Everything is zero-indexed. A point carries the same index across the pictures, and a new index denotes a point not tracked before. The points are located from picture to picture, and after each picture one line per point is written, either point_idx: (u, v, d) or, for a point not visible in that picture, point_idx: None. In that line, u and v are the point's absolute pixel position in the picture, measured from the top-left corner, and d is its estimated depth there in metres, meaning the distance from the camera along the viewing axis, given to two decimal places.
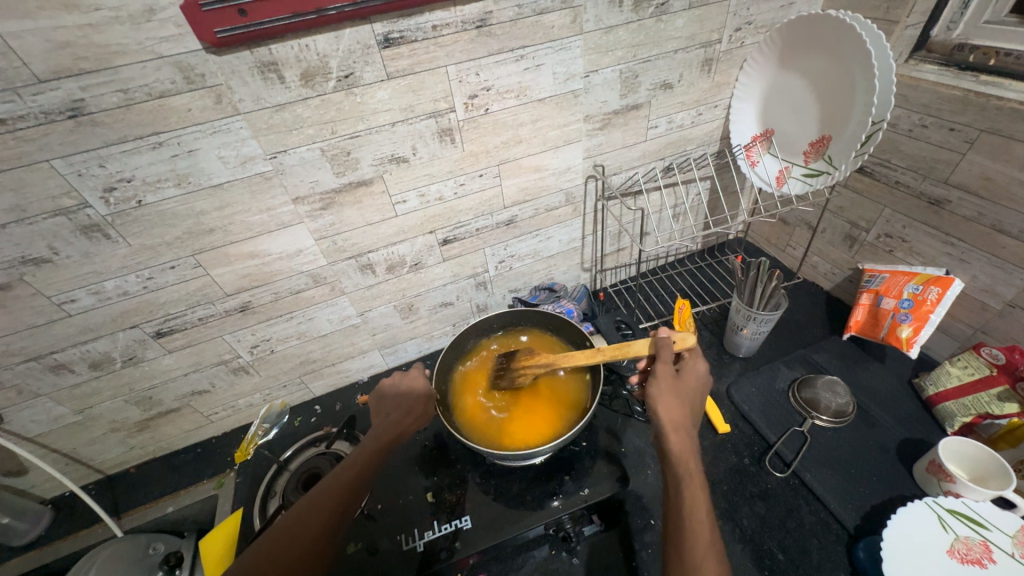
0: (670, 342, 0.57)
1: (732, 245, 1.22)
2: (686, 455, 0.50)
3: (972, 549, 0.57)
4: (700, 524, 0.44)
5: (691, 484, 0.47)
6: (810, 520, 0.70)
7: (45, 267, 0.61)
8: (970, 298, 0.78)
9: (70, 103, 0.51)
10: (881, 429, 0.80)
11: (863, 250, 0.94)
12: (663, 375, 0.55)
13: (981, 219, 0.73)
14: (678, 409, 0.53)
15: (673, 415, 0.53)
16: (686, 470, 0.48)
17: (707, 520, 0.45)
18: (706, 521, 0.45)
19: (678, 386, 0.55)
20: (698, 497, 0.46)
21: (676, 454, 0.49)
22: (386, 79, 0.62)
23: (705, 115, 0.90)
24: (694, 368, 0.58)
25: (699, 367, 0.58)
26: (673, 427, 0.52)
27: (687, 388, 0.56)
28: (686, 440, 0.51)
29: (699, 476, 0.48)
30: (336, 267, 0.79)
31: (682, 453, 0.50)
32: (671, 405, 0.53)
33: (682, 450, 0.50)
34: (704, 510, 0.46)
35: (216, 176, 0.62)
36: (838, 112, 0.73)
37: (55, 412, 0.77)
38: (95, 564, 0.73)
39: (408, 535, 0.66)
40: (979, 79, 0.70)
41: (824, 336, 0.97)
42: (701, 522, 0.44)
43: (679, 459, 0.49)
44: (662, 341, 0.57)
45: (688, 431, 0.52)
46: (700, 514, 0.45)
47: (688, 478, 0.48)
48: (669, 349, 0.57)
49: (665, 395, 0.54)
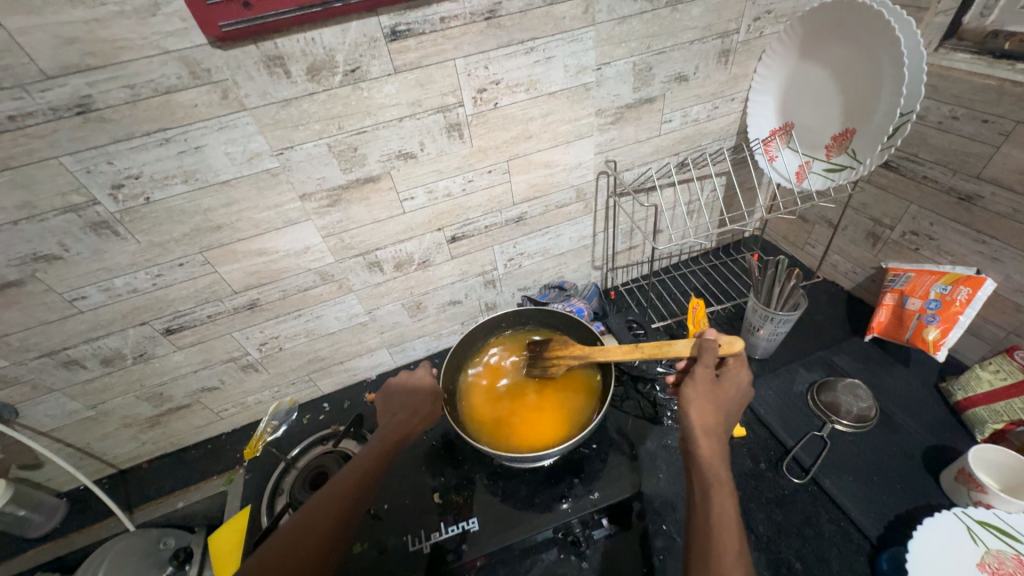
0: (716, 346, 0.55)
1: (748, 243, 1.19)
2: (715, 461, 0.48)
3: (1004, 564, 0.54)
4: (727, 536, 0.42)
5: (720, 493, 0.45)
6: (830, 529, 0.68)
7: (56, 264, 0.62)
8: (1002, 299, 0.74)
9: (78, 99, 0.51)
10: (905, 435, 0.77)
11: (886, 248, 0.90)
12: (701, 379, 0.53)
13: (1016, 215, 0.69)
14: (712, 414, 0.51)
15: (705, 419, 0.50)
16: (716, 477, 0.46)
17: (736, 531, 0.43)
18: (734, 532, 0.43)
19: (715, 391, 0.53)
20: (727, 508, 0.44)
21: (704, 460, 0.48)
22: (393, 73, 0.61)
23: (721, 108, 0.87)
24: (735, 375, 0.55)
25: (742, 375, 0.55)
26: (705, 432, 0.49)
27: (725, 394, 0.53)
28: (716, 446, 0.49)
29: (729, 485, 0.46)
30: (344, 265, 0.78)
31: (712, 459, 0.47)
32: (706, 408, 0.51)
33: (712, 455, 0.48)
34: (733, 521, 0.44)
35: (223, 172, 0.61)
36: (863, 103, 0.70)
37: (69, 407, 0.78)
38: (108, 559, 0.74)
39: (415, 537, 0.65)
40: (1016, 68, 0.66)
41: (843, 337, 0.94)
42: (729, 533, 0.42)
43: (709, 467, 0.47)
44: (706, 345, 0.55)
45: (719, 436, 0.50)
46: (727, 525, 0.43)
47: (717, 486, 0.46)
48: (713, 353, 0.54)
49: (699, 398, 0.52)
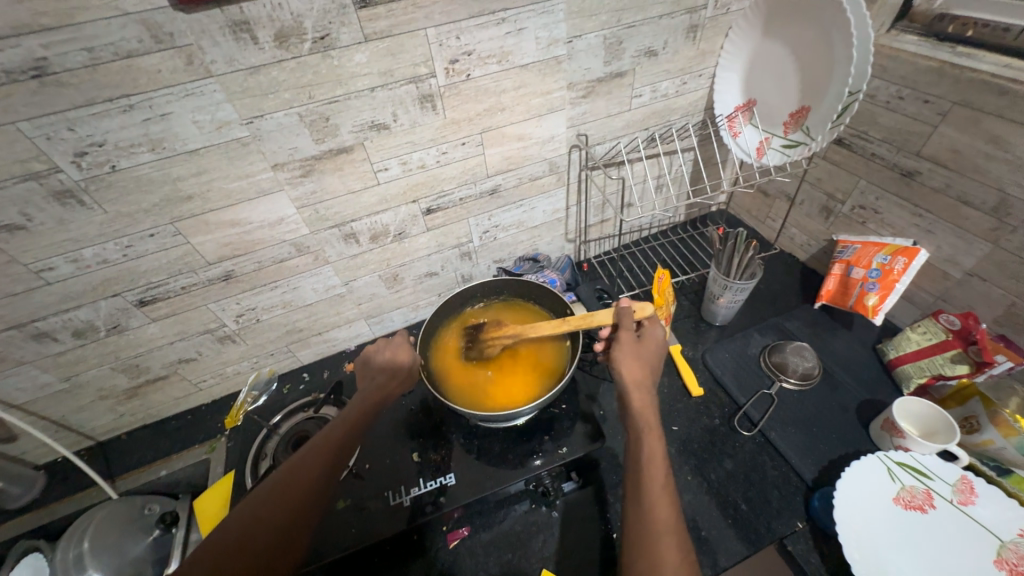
0: (630, 311, 0.60)
1: (714, 217, 1.24)
2: (645, 409, 0.53)
3: (915, 497, 0.63)
4: (656, 471, 0.48)
5: (650, 436, 0.51)
6: (773, 474, 0.75)
7: (19, 234, 0.61)
8: (934, 268, 0.82)
9: (32, 61, 0.50)
10: (844, 391, 0.85)
11: (838, 221, 0.96)
12: (625, 340, 0.59)
13: (948, 191, 0.75)
14: (639, 368, 0.57)
15: (635, 374, 0.56)
16: (645, 423, 0.52)
17: (664, 467, 0.49)
18: (662, 468, 0.48)
19: (639, 348, 0.59)
20: (656, 448, 0.50)
21: (637, 410, 0.53)
22: (364, 42, 0.61)
23: (689, 84, 0.90)
24: (654, 332, 0.61)
25: (659, 331, 0.61)
26: (636, 385, 0.55)
27: (649, 349, 0.59)
28: (646, 396, 0.54)
29: (656, 428, 0.52)
30: (319, 236, 0.79)
31: (642, 407, 0.53)
32: (633, 364, 0.57)
33: (643, 405, 0.53)
34: (661, 458, 0.49)
35: (191, 141, 0.61)
36: (817, 82, 0.74)
37: (41, 379, 0.77)
38: (93, 525, 0.76)
39: (395, 492, 0.69)
40: (956, 51, 0.71)
41: (796, 305, 1.01)
42: (657, 469, 0.48)
43: (640, 415, 0.53)
44: (623, 310, 0.60)
45: (648, 388, 0.56)
46: (655, 463, 0.48)
47: (647, 431, 0.51)
48: (630, 317, 0.60)
49: (626, 356, 0.57)
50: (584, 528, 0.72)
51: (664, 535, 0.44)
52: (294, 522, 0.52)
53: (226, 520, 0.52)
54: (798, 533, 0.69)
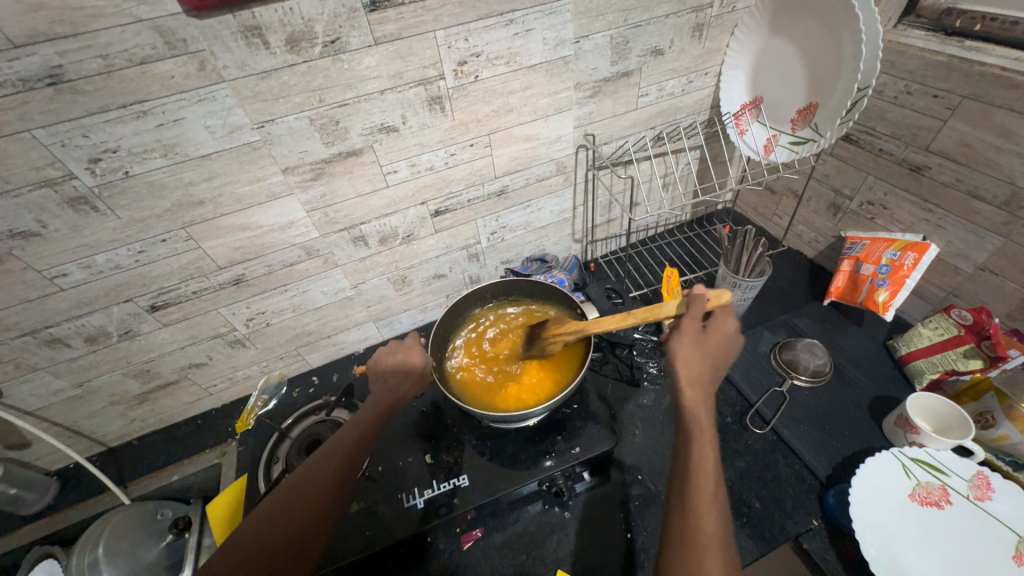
0: (703, 300, 0.58)
1: (720, 215, 1.24)
2: (697, 409, 0.52)
3: (931, 493, 0.63)
4: (705, 480, 0.47)
5: (702, 437, 0.49)
6: (786, 472, 0.75)
7: (34, 241, 0.61)
8: (944, 263, 0.82)
9: (48, 69, 0.50)
10: (856, 388, 0.84)
11: (846, 218, 0.96)
12: (687, 331, 0.57)
13: (959, 185, 0.75)
14: (699, 366, 0.55)
15: (691, 371, 0.55)
16: (698, 424, 0.50)
17: (713, 475, 0.47)
18: (712, 471, 0.47)
19: (701, 342, 0.57)
20: (707, 450, 0.49)
21: (688, 408, 0.52)
22: (373, 45, 0.61)
23: (696, 82, 0.90)
24: (722, 325, 0.59)
25: (731, 323, 0.59)
26: (690, 382, 0.54)
27: (712, 345, 0.57)
28: (700, 394, 0.53)
29: (710, 432, 0.50)
30: (329, 240, 0.79)
31: (697, 408, 0.52)
32: (693, 360, 0.56)
33: (695, 403, 0.52)
34: (711, 466, 0.48)
35: (203, 146, 0.61)
36: (825, 79, 0.74)
37: (54, 386, 0.77)
38: (108, 530, 0.77)
39: (408, 494, 0.69)
40: (964, 44, 0.71)
41: (805, 302, 1.01)
42: (706, 478, 0.47)
43: (693, 413, 0.51)
44: (695, 298, 0.58)
45: (704, 386, 0.54)
46: (706, 471, 0.47)
47: (699, 431, 0.50)
48: (701, 306, 0.58)
49: (685, 351, 0.56)
50: (597, 528, 0.72)
51: (707, 544, 0.43)
52: (310, 529, 0.52)
53: (243, 524, 0.52)
54: (814, 531, 0.68)
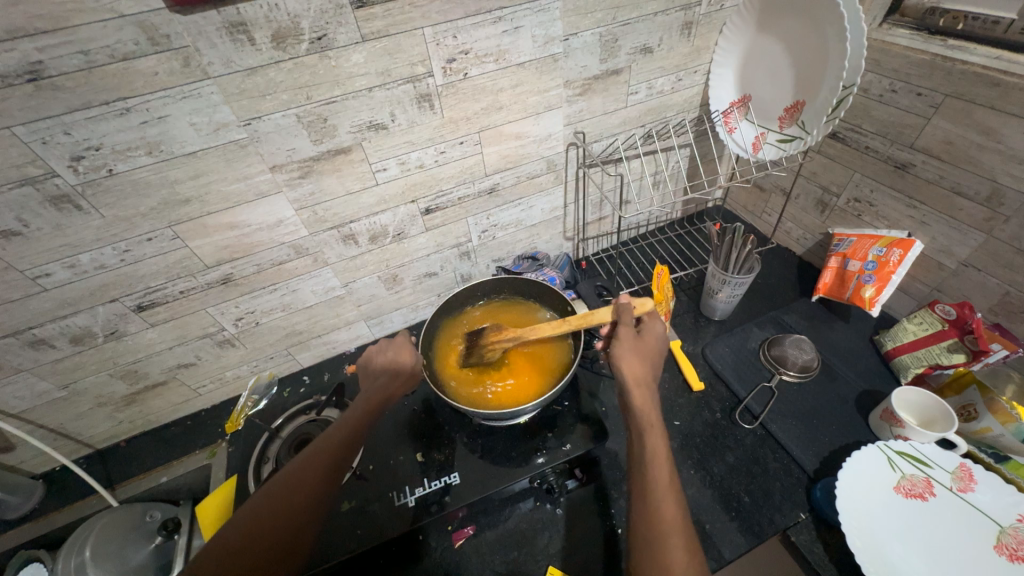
0: (631, 308, 0.60)
1: (710, 212, 1.25)
2: (646, 407, 0.53)
3: (915, 485, 0.64)
4: (658, 473, 0.48)
5: (652, 434, 0.51)
6: (774, 466, 0.76)
7: (15, 240, 0.60)
8: (928, 259, 0.83)
9: (28, 65, 0.49)
10: (843, 383, 0.85)
11: (833, 215, 0.97)
12: (625, 337, 0.58)
13: (942, 182, 0.76)
14: (641, 366, 0.56)
15: (636, 371, 0.56)
16: (648, 422, 0.52)
17: (666, 466, 0.49)
18: (666, 465, 0.49)
19: (639, 345, 0.58)
20: (659, 446, 0.50)
21: (638, 408, 0.53)
22: (360, 42, 0.61)
23: (684, 80, 0.90)
24: (653, 327, 0.61)
25: (659, 326, 0.61)
26: (636, 383, 0.55)
27: (649, 345, 0.59)
28: (647, 393, 0.54)
29: (659, 427, 0.52)
30: (318, 238, 0.79)
31: (644, 406, 0.53)
32: (635, 363, 0.56)
33: (643, 402, 0.53)
34: (662, 456, 0.49)
35: (189, 144, 0.60)
36: (811, 77, 0.75)
37: (39, 387, 0.76)
38: (94, 533, 0.75)
39: (399, 493, 0.69)
40: (947, 44, 0.72)
41: (794, 299, 1.02)
42: (662, 471, 0.48)
43: (642, 412, 0.53)
44: (625, 306, 0.60)
45: (649, 385, 0.55)
46: (662, 466, 0.48)
47: (649, 428, 0.51)
48: (630, 313, 0.60)
49: (626, 354, 0.57)
50: (588, 524, 0.73)
51: (671, 534, 0.44)
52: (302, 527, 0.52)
53: (231, 520, 0.52)
54: (801, 523, 0.69)
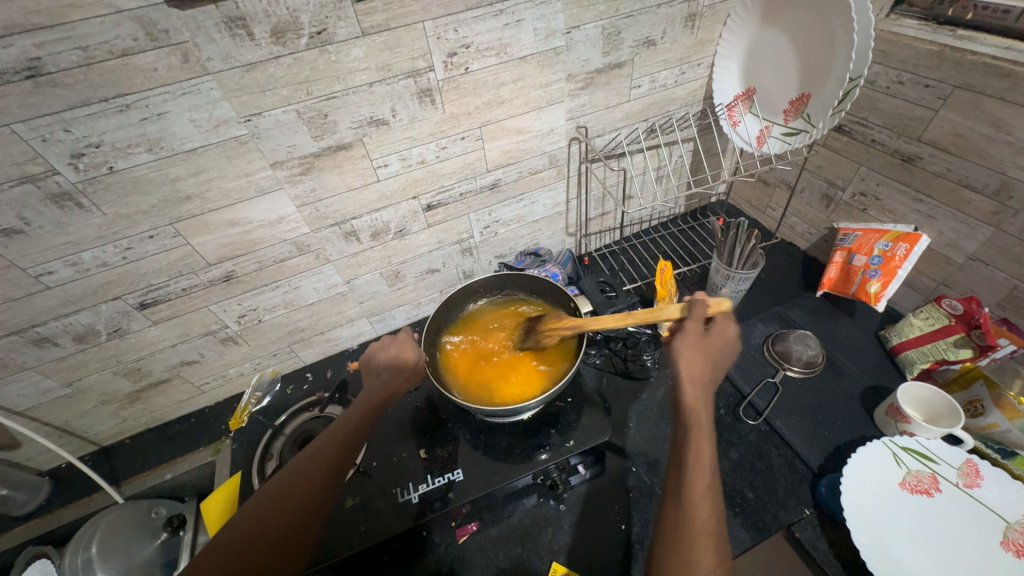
0: (705, 306, 0.58)
1: (714, 207, 1.25)
2: (697, 407, 0.53)
3: (921, 481, 0.64)
4: (699, 472, 0.48)
5: (699, 432, 0.51)
6: (779, 462, 0.76)
7: (18, 238, 0.60)
8: (935, 253, 0.82)
9: (26, 62, 0.49)
10: (848, 378, 0.85)
11: (839, 209, 0.96)
12: (691, 334, 0.57)
13: (950, 175, 0.75)
14: (700, 365, 0.56)
15: (693, 369, 0.55)
16: (697, 421, 0.51)
17: (708, 469, 0.48)
18: (708, 465, 0.48)
19: (705, 344, 0.57)
20: (704, 447, 0.50)
21: (689, 405, 0.53)
22: (361, 36, 0.60)
23: (688, 73, 0.89)
24: (726, 330, 0.59)
25: (732, 329, 0.59)
26: (692, 380, 0.54)
27: (715, 347, 0.57)
28: (700, 392, 0.54)
29: (708, 428, 0.51)
30: (320, 235, 0.78)
31: (696, 405, 0.53)
32: (695, 361, 0.56)
33: (694, 400, 0.53)
34: (707, 458, 0.49)
35: (189, 140, 0.60)
36: (817, 69, 0.74)
37: (44, 385, 0.77)
38: (101, 528, 0.76)
39: (402, 489, 0.69)
40: (957, 33, 0.70)
41: (799, 294, 1.01)
42: (703, 472, 0.48)
43: (692, 409, 0.52)
44: (697, 303, 0.58)
45: (704, 384, 0.55)
46: (703, 464, 0.48)
47: (696, 427, 0.51)
48: (702, 312, 0.58)
49: (687, 349, 0.56)
50: (592, 520, 0.73)
51: (698, 533, 0.44)
52: (303, 523, 0.52)
53: (234, 515, 0.52)
54: (806, 520, 0.69)
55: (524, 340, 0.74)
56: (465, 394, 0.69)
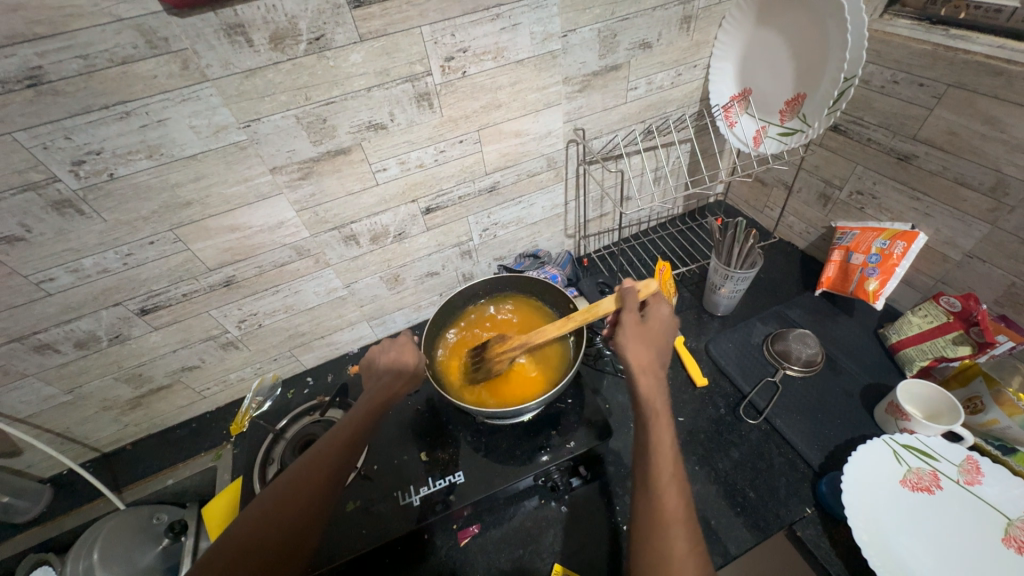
0: (635, 292, 0.61)
1: (712, 208, 1.25)
2: (652, 396, 0.53)
3: (922, 479, 0.64)
4: (662, 461, 0.47)
5: (656, 422, 0.51)
6: (779, 461, 0.76)
7: (19, 246, 0.60)
8: (933, 251, 0.82)
9: (27, 70, 0.49)
10: (847, 376, 0.85)
11: (836, 208, 0.97)
12: (629, 324, 0.59)
13: (946, 172, 0.75)
14: (647, 354, 0.56)
15: (641, 359, 0.56)
16: (652, 410, 0.51)
17: (670, 456, 0.48)
18: (669, 453, 0.48)
19: (645, 332, 0.59)
20: (662, 435, 0.49)
21: (643, 397, 0.53)
22: (359, 41, 0.61)
23: (684, 75, 0.90)
24: (659, 311, 0.61)
25: (665, 309, 0.61)
26: (642, 370, 0.55)
27: (654, 332, 0.59)
28: (653, 381, 0.54)
29: (665, 415, 0.51)
30: (319, 239, 0.79)
31: (650, 393, 0.53)
32: (641, 350, 0.57)
33: (649, 390, 0.53)
34: (666, 446, 0.49)
35: (189, 147, 0.60)
36: (812, 69, 0.74)
37: (45, 392, 0.77)
38: (103, 534, 0.76)
39: (403, 492, 0.69)
40: (949, 33, 0.71)
41: (797, 293, 1.01)
42: (664, 459, 0.47)
43: (646, 400, 0.52)
44: (627, 291, 0.61)
45: (655, 372, 0.55)
46: (663, 453, 0.48)
47: (653, 417, 0.51)
48: (634, 299, 0.61)
49: (631, 340, 0.57)
50: (593, 521, 0.73)
51: (672, 525, 0.43)
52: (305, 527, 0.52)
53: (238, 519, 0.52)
54: (808, 518, 0.69)
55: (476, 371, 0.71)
56: (464, 398, 0.69)
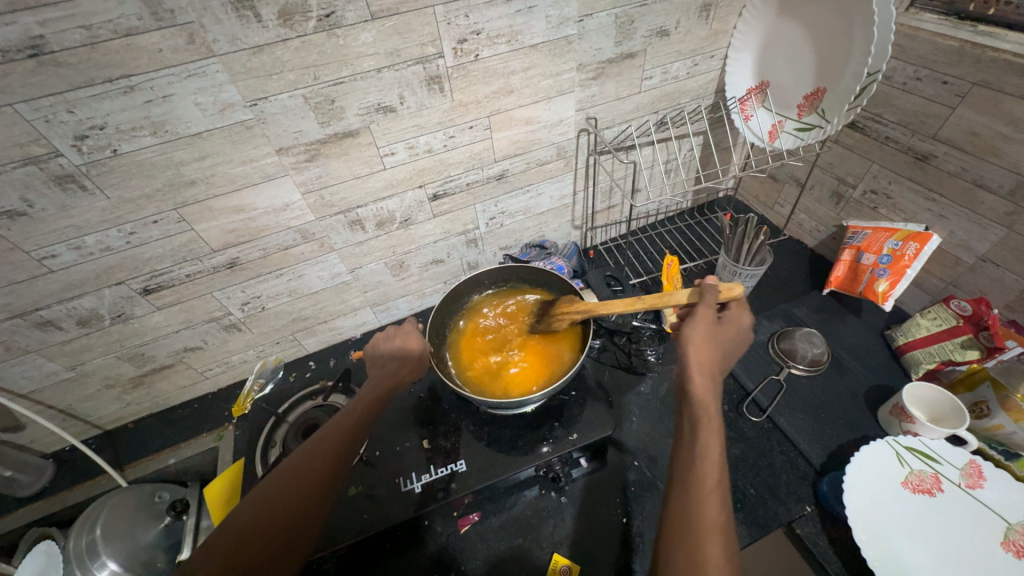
0: (716, 290, 0.59)
1: (721, 203, 1.24)
2: (707, 396, 0.49)
3: (924, 481, 0.64)
4: (709, 467, 0.44)
5: (708, 423, 0.47)
6: (780, 460, 0.76)
7: (21, 220, 0.59)
8: (946, 254, 0.81)
9: (29, 40, 0.48)
10: (852, 377, 0.85)
11: (849, 207, 0.96)
12: (702, 319, 0.55)
13: (964, 174, 0.74)
14: (710, 353, 0.53)
15: (702, 357, 0.52)
16: (705, 411, 0.48)
17: (718, 462, 0.44)
18: (718, 459, 0.45)
19: (715, 331, 0.55)
20: (713, 439, 0.46)
21: (698, 396, 0.49)
22: (370, 20, 0.59)
23: (701, 65, 0.87)
24: (737, 317, 0.57)
25: (744, 318, 0.57)
26: (702, 369, 0.51)
27: (725, 334, 0.55)
28: (710, 381, 0.50)
29: (717, 420, 0.48)
30: (325, 223, 0.78)
31: (704, 393, 0.49)
32: (705, 347, 0.53)
33: (704, 390, 0.49)
34: (716, 451, 0.45)
35: (194, 124, 0.59)
36: (834, 63, 0.73)
37: (47, 368, 0.76)
38: (105, 512, 0.76)
39: (405, 478, 0.69)
40: (976, 30, 0.69)
41: (804, 292, 1.01)
42: (712, 464, 0.44)
43: (701, 399, 0.49)
44: (708, 288, 0.59)
45: (713, 374, 0.51)
46: (711, 457, 0.44)
47: (705, 418, 0.47)
48: (714, 296, 0.59)
49: (697, 336, 0.54)
50: (593, 513, 0.73)
51: (709, 532, 0.40)
52: (309, 515, 0.51)
53: (238, 508, 0.51)
54: (807, 517, 0.69)
55: (539, 322, 0.75)
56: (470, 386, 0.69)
